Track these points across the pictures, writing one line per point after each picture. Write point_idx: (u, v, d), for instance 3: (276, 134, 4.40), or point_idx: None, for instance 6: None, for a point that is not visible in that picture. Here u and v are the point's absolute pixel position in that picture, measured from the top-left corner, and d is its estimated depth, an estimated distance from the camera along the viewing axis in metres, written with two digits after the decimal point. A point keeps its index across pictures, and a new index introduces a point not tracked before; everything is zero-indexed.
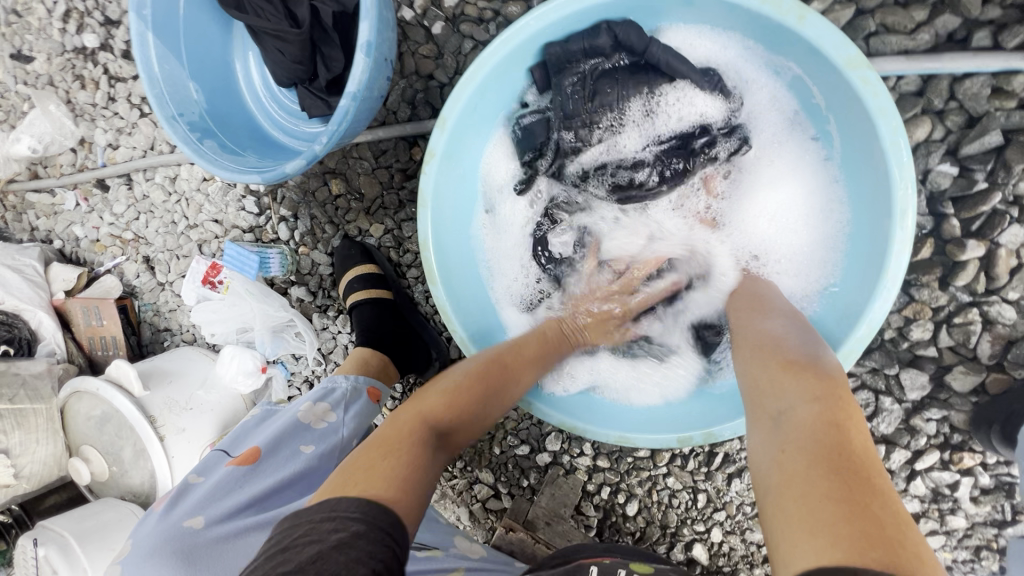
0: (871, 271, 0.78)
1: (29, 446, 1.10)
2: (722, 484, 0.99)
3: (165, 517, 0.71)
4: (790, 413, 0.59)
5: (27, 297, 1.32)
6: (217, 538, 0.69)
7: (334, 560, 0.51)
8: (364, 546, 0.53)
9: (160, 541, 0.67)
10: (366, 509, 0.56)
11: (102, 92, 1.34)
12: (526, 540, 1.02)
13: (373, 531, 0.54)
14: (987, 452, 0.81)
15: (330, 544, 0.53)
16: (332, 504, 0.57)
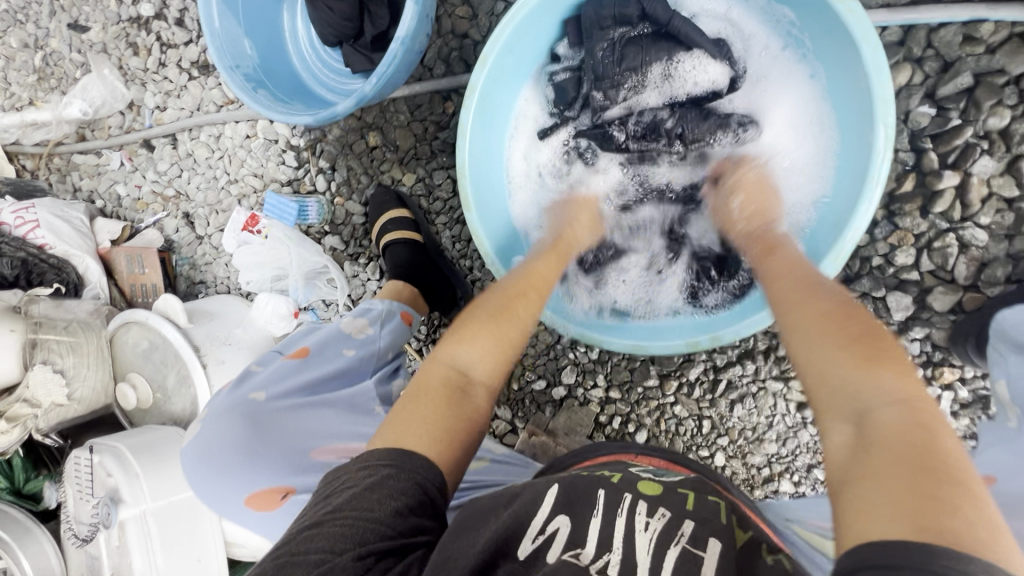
0: (857, 182, 0.86)
1: (82, 370, 1.17)
2: (725, 410, 1.07)
3: (231, 391, 0.84)
4: (875, 416, 0.52)
5: (77, 244, 1.41)
6: (273, 409, 0.82)
7: (370, 498, 0.60)
8: (396, 485, 0.62)
9: (228, 409, 0.81)
10: (397, 458, 0.64)
11: (153, 58, 1.45)
12: (547, 443, 1.13)
13: (403, 474, 0.63)
14: (965, 366, 0.89)
15: (366, 490, 0.61)
16: (366, 456, 0.65)
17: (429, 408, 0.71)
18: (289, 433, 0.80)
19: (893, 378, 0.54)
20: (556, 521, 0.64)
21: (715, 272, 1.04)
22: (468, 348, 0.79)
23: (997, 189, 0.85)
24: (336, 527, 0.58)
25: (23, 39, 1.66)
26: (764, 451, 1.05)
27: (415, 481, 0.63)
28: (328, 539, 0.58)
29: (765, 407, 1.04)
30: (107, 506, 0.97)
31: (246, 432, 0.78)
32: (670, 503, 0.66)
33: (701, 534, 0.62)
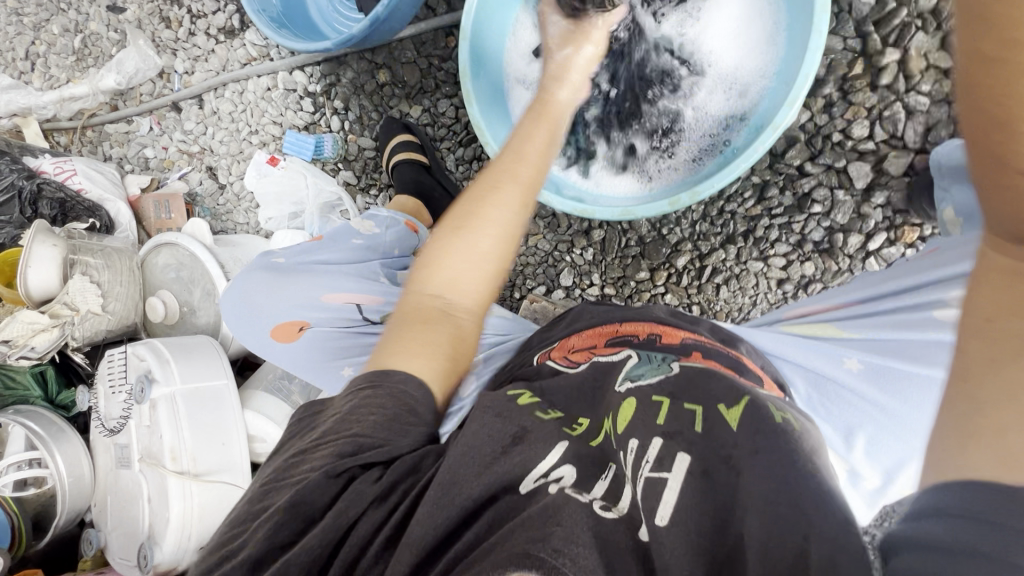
0: (805, 30, 0.89)
1: (115, 287, 1.27)
2: (712, 294, 1.15)
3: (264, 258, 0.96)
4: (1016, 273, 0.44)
5: (110, 191, 1.54)
6: (294, 267, 0.95)
7: (365, 412, 0.60)
8: (378, 402, 0.61)
9: (261, 270, 0.94)
10: (375, 377, 0.63)
11: (183, 28, 1.61)
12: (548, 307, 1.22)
13: (380, 392, 0.61)
14: (924, 223, 0.99)
15: (342, 415, 0.60)
16: (356, 379, 0.66)
17: (421, 335, 0.69)
18: (305, 287, 0.92)
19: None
20: (561, 470, 0.53)
21: (693, 145, 1.06)
22: (448, 273, 0.74)
23: (935, 61, 0.96)
24: (319, 453, 0.57)
25: (65, 25, 1.82)
26: None
27: (405, 396, 0.62)
28: (310, 463, 0.57)
29: (748, 287, 1.13)
30: (142, 384, 1.06)
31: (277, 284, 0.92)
32: (641, 428, 0.56)
33: (667, 452, 0.52)
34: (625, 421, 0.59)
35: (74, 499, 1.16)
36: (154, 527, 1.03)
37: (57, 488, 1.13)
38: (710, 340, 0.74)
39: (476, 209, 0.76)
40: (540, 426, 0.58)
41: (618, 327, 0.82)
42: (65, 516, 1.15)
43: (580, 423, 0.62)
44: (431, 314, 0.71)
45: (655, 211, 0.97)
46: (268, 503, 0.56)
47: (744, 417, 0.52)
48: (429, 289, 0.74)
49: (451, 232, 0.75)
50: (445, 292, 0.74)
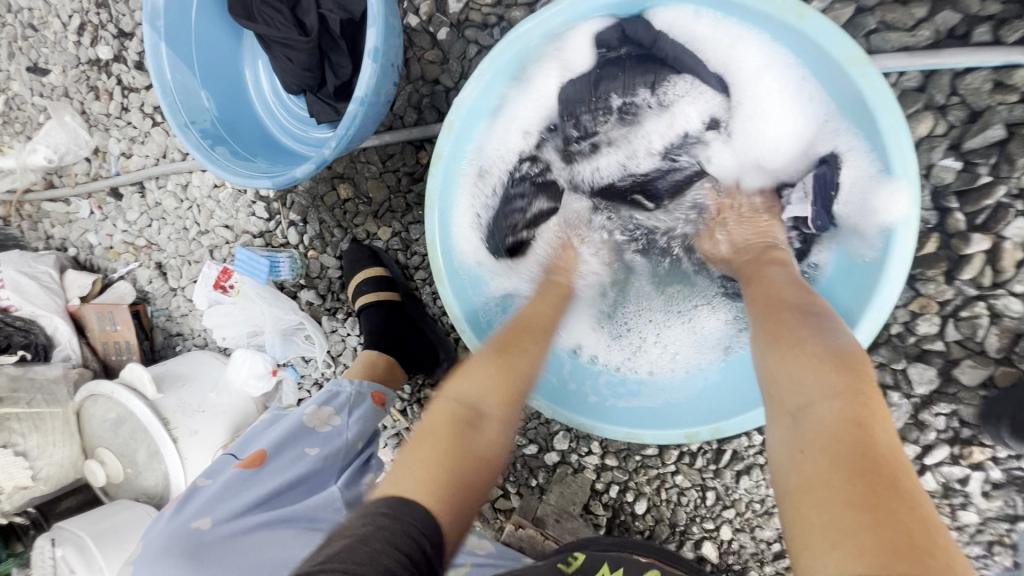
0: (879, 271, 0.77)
1: (47, 449, 1.12)
2: (731, 481, 0.99)
3: (173, 518, 0.71)
4: (811, 412, 0.57)
5: (44, 303, 1.35)
6: (216, 538, 0.69)
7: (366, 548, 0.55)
8: (389, 532, 0.57)
9: (167, 542, 0.67)
10: (396, 506, 0.60)
11: (115, 102, 1.37)
12: (535, 538, 1.05)
13: (396, 525, 0.58)
14: (997, 445, 0.80)
15: (356, 542, 0.56)
16: (368, 505, 0.62)
17: (429, 452, 0.67)
18: (241, 563, 0.66)
19: (835, 379, 0.58)
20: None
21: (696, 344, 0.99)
22: (474, 388, 0.75)
23: None
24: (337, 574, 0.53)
25: None
26: (774, 524, 0.98)
27: (422, 509, 0.61)
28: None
29: None
30: None
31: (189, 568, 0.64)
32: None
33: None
34: None
35: None
36: None
37: None
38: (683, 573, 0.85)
39: (507, 349, 0.79)
40: None
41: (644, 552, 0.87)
42: None
43: None
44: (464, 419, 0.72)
45: (669, 441, 0.86)
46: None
47: None
48: (461, 398, 0.74)
49: (494, 360, 0.78)
50: (468, 400, 0.74)
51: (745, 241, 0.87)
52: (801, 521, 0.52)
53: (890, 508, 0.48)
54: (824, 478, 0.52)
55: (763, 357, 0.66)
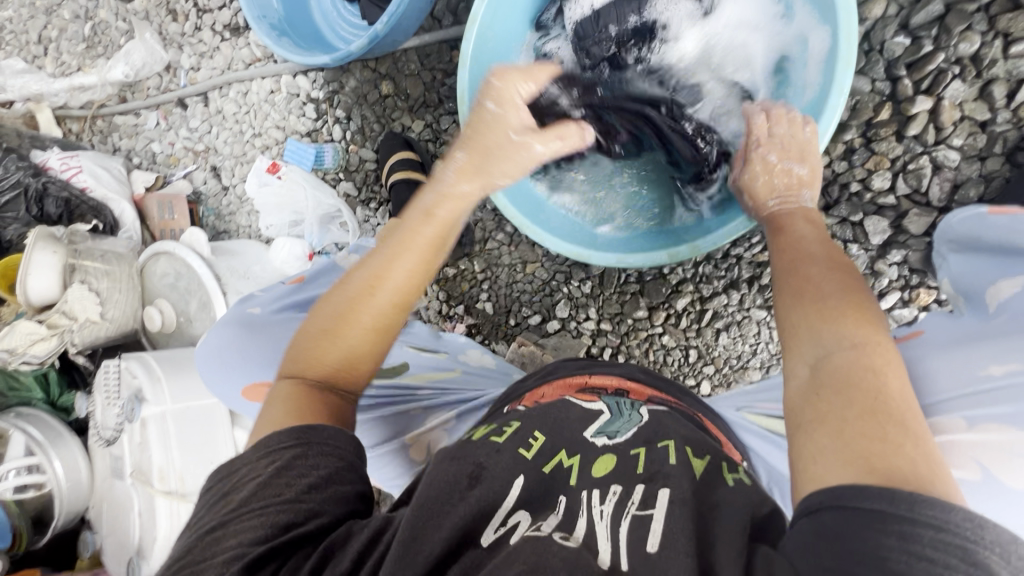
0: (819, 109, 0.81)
1: (114, 294, 1.28)
2: (711, 339, 1.11)
3: (239, 306, 1.02)
4: (831, 359, 0.55)
5: (114, 190, 1.54)
6: (267, 320, 0.98)
7: (278, 486, 0.54)
8: (307, 460, 0.56)
9: (234, 318, 0.99)
10: (301, 436, 0.57)
11: (190, 22, 1.58)
12: (535, 352, 1.18)
13: (309, 449, 0.57)
14: (940, 286, 0.93)
15: (267, 480, 0.54)
16: (265, 441, 0.57)
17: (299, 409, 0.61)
18: (274, 337, 0.95)
19: (852, 327, 0.56)
20: (517, 514, 0.53)
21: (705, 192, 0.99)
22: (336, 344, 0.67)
23: (970, 112, 0.89)
24: (247, 524, 0.51)
25: (76, 11, 1.79)
26: (748, 379, 1.10)
27: (334, 447, 0.58)
28: (240, 535, 0.51)
29: (749, 335, 1.09)
30: (134, 403, 1.08)
31: (241, 335, 0.95)
32: (621, 476, 0.58)
33: (652, 492, 0.54)
34: (603, 467, 0.59)
35: (71, 501, 1.20)
36: (143, 542, 1.06)
37: (54, 490, 1.17)
38: (672, 399, 0.80)
39: (353, 315, 0.67)
40: (497, 457, 0.58)
41: (587, 379, 0.82)
42: (63, 517, 1.19)
43: (536, 443, 0.61)
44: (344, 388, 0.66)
45: (652, 262, 0.92)
46: None
47: (707, 468, 0.60)
48: (310, 365, 0.66)
49: (331, 333, 0.67)
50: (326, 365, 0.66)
51: (775, 184, 0.78)
52: (811, 446, 0.51)
53: (894, 440, 0.47)
54: (833, 424, 0.50)
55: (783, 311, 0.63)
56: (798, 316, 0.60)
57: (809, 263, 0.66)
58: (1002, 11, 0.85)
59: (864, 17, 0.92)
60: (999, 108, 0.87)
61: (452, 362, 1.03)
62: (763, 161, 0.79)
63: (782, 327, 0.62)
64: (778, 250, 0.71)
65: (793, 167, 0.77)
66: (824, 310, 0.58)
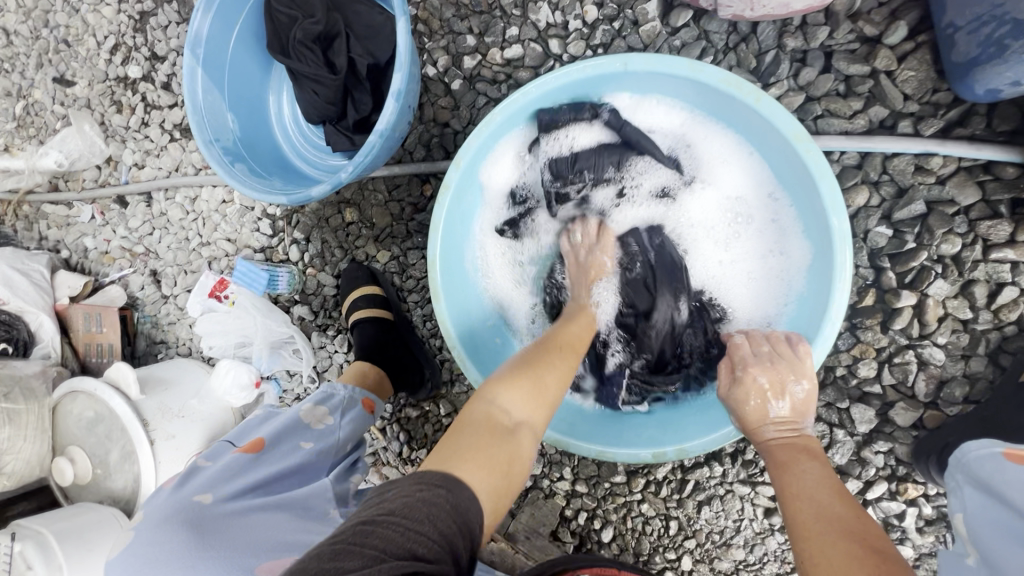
0: (814, 317, 0.79)
1: (17, 443, 1.12)
2: (693, 511, 1.04)
3: (174, 491, 0.77)
4: None
5: (33, 300, 1.36)
6: (217, 512, 0.74)
7: (420, 511, 0.54)
8: (439, 509, 0.55)
9: (171, 510, 0.73)
10: (448, 481, 0.58)
11: (136, 117, 1.46)
12: (505, 550, 1.09)
13: (449, 508, 0.56)
14: (928, 482, 0.89)
15: (420, 501, 0.55)
16: (420, 475, 0.59)
17: (475, 446, 0.63)
18: (234, 535, 0.71)
19: None
20: None
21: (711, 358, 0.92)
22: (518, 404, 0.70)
23: (953, 310, 0.87)
24: (392, 530, 0.52)
25: (6, 87, 1.61)
26: (731, 556, 1.03)
27: (463, 517, 0.57)
28: (386, 542, 0.51)
29: (732, 510, 1.03)
30: None
31: (176, 534, 0.69)
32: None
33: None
34: None
35: None
36: None
37: None
38: None
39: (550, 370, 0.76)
40: None
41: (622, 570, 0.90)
42: None
43: None
44: (497, 429, 0.67)
45: (635, 460, 0.84)
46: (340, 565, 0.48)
47: None
48: (503, 408, 0.69)
49: (528, 373, 0.74)
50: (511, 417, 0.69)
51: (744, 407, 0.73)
52: None
53: None
54: None
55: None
56: (838, 567, 0.52)
57: (836, 509, 0.58)
58: (981, 217, 0.85)
59: (848, 204, 0.91)
60: (980, 308, 0.86)
61: None
62: (753, 383, 0.73)
63: None
64: (786, 502, 0.62)
65: (796, 391, 0.72)
66: None
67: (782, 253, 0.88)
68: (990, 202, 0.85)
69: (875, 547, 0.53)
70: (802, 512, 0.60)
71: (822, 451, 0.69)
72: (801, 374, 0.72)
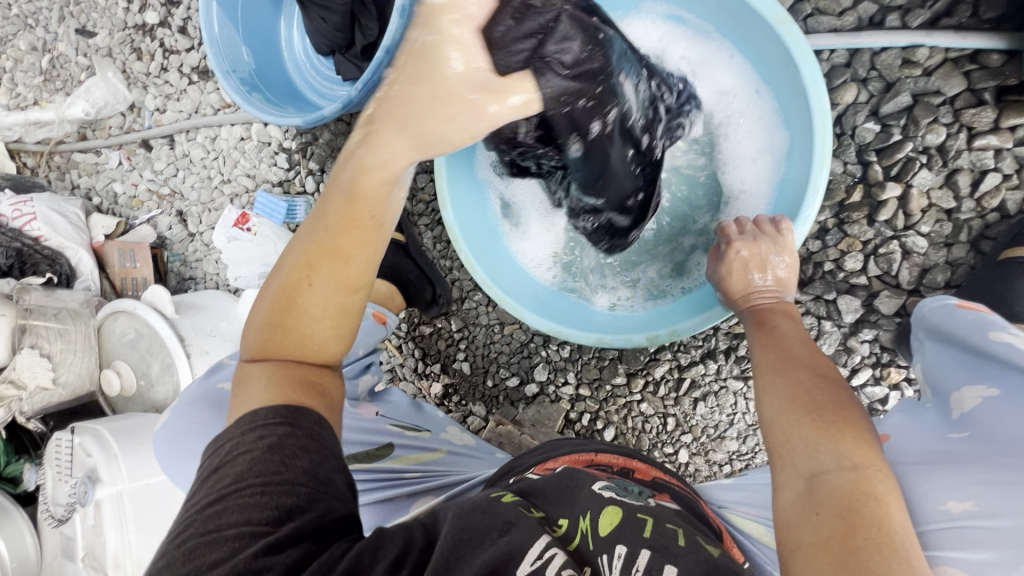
0: (796, 197, 0.84)
1: (68, 356, 1.22)
2: (689, 408, 1.11)
3: (205, 380, 0.92)
4: (823, 476, 0.51)
5: (72, 237, 1.46)
6: None
7: (267, 462, 0.52)
8: (293, 444, 0.54)
9: (201, 394, 0.89)
10: (289, 415, 0.56)
11: (156, 63, 1.52)
12: (513, 432, 1.15)
13: (296, 434, 0.55)
14: (910, 366, 0.94)
15: (261, 456, 0.53)
16: (250, 419, 0.56)
17: (292, 394, 0.59)
18: None
19: (847, 444, 0.52)
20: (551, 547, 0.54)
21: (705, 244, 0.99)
22: (308, 317, 0.61)
23: (937, 200, 0.91)
24: (251, 500, 0.50)
25: (32, 42, 1.68)
26: (725, 448, 1.10)
27: (315, 438, 0.56)
28: (244, 513, 0.50)
29: (726, 405, 1.09)
30: (85, 485, 1.01)
31: (206, 412, 0.85)
32: (625, 535, 0.60)
33: (657, 564, 0.55)
34: (609, 526, 0.61)
35: None
36: None
37: None
38: (676, 481, 0.83)
39: (317, 269, 0.61)
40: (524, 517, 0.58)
41: (592, 457, 0.83)
42: None
43: (558, 525, 0.63)
44: (307, 381, 0.61)
45: (630, 344, 0.90)
46: (201, 559, 0.48)
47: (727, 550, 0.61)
48: (301, 352, 0.62)
49: (287, 316, 0.61)
50: (312, 351, 0.62)
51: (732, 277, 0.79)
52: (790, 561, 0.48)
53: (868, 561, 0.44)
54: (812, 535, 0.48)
55: (769, 411, 0.60)
56: (786, 415, 0.57)
57: (791, 364, 0.63)
58: (966, 106, 0.88)
59: (836, 102, 0.94)
60: (963, 196, 0.90)
61: (435, 441, 1.00)
62: (737, 257, 0.79)
63: (767, 430, 0.59)
64: (758, 345, 0.69)
65: (777, 262, 0.77)
66: (815, 420, 0.55)
67: (764, 147, 0.93)
68: (975, 91, 0.88)
69: (823, 374, 0.60)
70: (765, 354, 0.67)
71: (797, 312, 0.75)
72: (781, 247, 0.78)
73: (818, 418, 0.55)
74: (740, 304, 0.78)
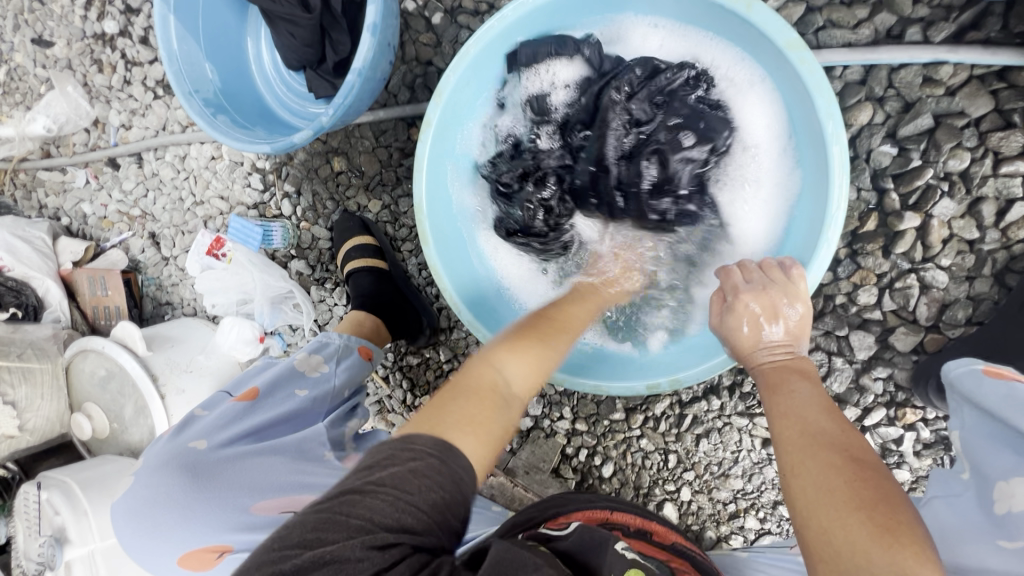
0: (811, 234, 0.79)
1: (35, 400, 1.16)
2: (691, 445, 1.06)
3: (172, 439, 0.80)
4: None
5: (37, 266, 1.38)
6: (212, 460, 0.76)
7: (409, 483, 0.50)
8: (428, 480, 0.51)
9: (166, 457, 0.76)
10: (443, 449, 0.54)
11: (118, 76, 1.43)
12: (505, 484, 1.11)
13: (440, 469, 0.52)
14: (927, 407, 0.88)
15: (406, 470, 0.51)
16: (409, 437, 0.54)
17: (472, 413, 0.60)
18: (231, 481, 0.74)
19: (906, 552, 0.46)
20: None
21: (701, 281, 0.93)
22: (524, 376, 0.69)
23: (958, 231, 0.84)
24: (379, 501, 0.48)
25: None
26: (729, 486, 1.05)
27: (454, 484, 0.52)
28: (372, 509, 0.48)
29: (730, 442, 1.04)
30: (54, 545, 0.96)
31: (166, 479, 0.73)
32: None
33: None
34: None
35: None
36: None
37: None
38: (695, 546, 0.76)
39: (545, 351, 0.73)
40: None
41: (608, 513, 0.77)
42: None
43: None
44: (497, 396, 0.65)
45: (629, 393, 0.85)
46: (321, 535, 0.46)
47: None
48: (502, 370, 0.68)
49: (528, 339, 0.73)
50: (510, 381, 0.68)
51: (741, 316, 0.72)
52: None
53: None
54: None
55: (805, 502, 0.53)
56: (828, 512, 0.51)
57: (823, 444, 0.56)
58: (992, 129, 0.80)
59: (850, 123, 0.86)
60: (987, 227, 0.83)
61: None
62: (745, 310, 0.72)
63: (803, 524, 0.52)
64: (775, 415, 0.62)
65: (789, 313, 0.70)
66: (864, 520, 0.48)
67: (775, 174, 0.88)
68: (1002, 111, 0.80)
69: (858, 459, 0.54)
70: (787, 430, 0.60)
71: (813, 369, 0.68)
72: (795, 296, 0.71)
73: (869, 516, 0.48)
74: (748, 362, 0.71)
